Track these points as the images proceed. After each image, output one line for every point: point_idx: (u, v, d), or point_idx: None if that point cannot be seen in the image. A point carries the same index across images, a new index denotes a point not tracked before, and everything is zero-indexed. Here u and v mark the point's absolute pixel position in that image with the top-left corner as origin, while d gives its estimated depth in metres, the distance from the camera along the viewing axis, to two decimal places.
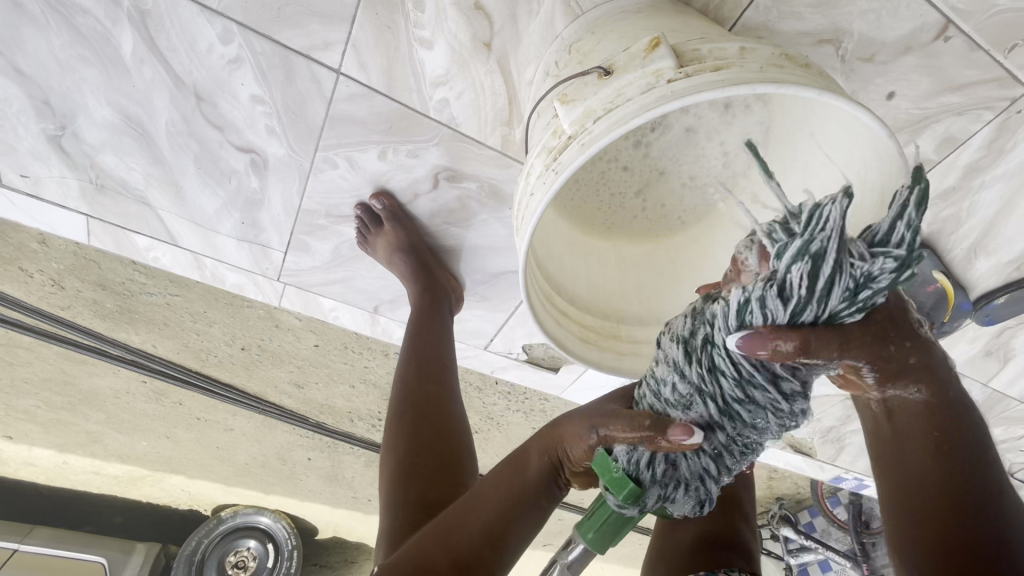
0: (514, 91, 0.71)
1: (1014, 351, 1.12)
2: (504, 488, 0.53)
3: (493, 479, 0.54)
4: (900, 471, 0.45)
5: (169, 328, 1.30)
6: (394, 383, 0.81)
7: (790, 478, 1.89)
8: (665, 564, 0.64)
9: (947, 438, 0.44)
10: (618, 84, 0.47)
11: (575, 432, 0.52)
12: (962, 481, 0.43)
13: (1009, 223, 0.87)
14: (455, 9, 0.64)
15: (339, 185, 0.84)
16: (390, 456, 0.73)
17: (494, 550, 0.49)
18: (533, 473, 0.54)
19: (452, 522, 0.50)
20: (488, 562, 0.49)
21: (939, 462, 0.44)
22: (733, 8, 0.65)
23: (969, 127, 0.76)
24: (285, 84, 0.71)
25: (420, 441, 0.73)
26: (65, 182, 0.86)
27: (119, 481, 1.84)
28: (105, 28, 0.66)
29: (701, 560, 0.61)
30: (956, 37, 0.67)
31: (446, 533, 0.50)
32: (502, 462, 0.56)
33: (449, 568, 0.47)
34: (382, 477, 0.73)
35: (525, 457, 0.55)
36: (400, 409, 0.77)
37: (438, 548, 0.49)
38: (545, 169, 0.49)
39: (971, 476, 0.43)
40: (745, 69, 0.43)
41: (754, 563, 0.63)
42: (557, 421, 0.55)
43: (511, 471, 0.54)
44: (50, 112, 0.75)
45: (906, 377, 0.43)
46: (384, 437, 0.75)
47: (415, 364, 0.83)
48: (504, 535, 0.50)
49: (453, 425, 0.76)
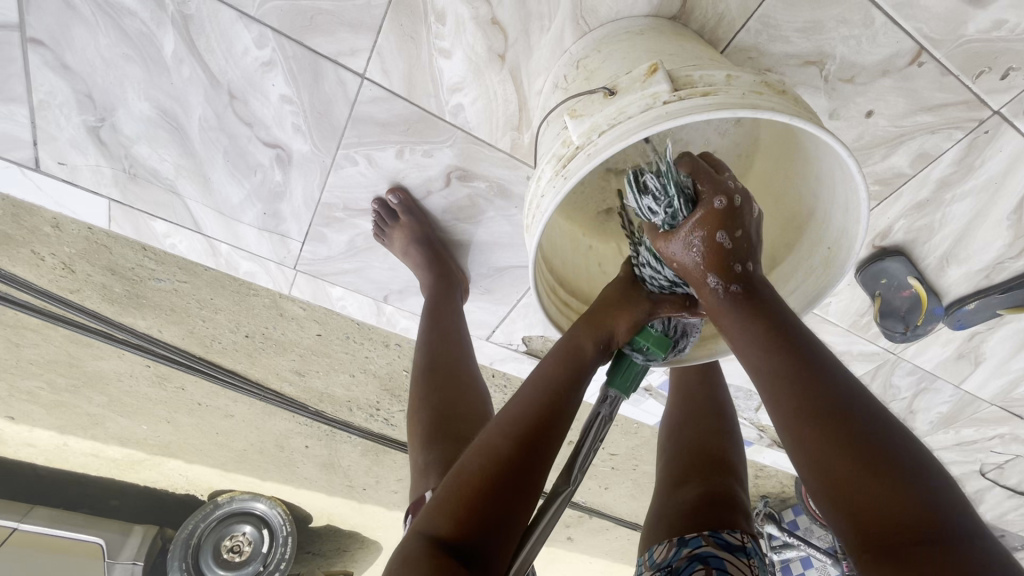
0: (523, 98, 0.77)
1: (985, 355, 1.19)
2: (561, 378, 0.56)
3: (549, 370, 0.57)
4: (763, 382, 0.49)
5: (175, 314, 1.35)
6: (417, 354, 0.89)
7: (774, 476, 1.96)
8: (668, 522, 0.69)
9: (780, 342, 0.49)
10: (620, 103, 0.53)
11: (621, 309, 0.59)
12: (805, 379, 0.47)
13: (978, 234, 0.94)
14: (474, 23, 0.70)
15: (358, 180, 0.90)
16: (421, 411, 0.81)
17: (551, 436, 0.54)
18: (586, 356, 0.58)
19: (514, 420, 0.54)
20: (548, 446, 0.53)
21: (789, 367, 0.48)
22: (726, 31, 0.72)
23: (941, 145, 0.83)
24: (312, 86, 0.77)
25: (448, 398, 0.81)
26: (99, 169, 0.91)
27: (118, 464, 1.89)
28: (149, 30, 0.72)
29: (707, 517, 0.66)
30: (929, 63, 0.74)
31: (509, 427, 0.53)
32: (551, 353, 0.59)
33: (516, 457, 0.51)
34: (412, 432, 0.81)
35: (574, 347, 0.58)
36: (426, 375, 0.85)
37: (498, 438, 0.53)
38: (555, 175, 0.55)
39: (812, 375, 0.47)
40: (730, 94, 0.49)
41: (748, 520, 0.69)
42: (601, 309, 0.59)
43: (561, 361, 0.58)
44: (91, 104, 0.81)
45: (705, 259, 0.53)
46: (414, 396, 0.84)
47: (437, 337, 0.91)
48: (561, 420, 0.55)
49: (473, 388, 0.84)
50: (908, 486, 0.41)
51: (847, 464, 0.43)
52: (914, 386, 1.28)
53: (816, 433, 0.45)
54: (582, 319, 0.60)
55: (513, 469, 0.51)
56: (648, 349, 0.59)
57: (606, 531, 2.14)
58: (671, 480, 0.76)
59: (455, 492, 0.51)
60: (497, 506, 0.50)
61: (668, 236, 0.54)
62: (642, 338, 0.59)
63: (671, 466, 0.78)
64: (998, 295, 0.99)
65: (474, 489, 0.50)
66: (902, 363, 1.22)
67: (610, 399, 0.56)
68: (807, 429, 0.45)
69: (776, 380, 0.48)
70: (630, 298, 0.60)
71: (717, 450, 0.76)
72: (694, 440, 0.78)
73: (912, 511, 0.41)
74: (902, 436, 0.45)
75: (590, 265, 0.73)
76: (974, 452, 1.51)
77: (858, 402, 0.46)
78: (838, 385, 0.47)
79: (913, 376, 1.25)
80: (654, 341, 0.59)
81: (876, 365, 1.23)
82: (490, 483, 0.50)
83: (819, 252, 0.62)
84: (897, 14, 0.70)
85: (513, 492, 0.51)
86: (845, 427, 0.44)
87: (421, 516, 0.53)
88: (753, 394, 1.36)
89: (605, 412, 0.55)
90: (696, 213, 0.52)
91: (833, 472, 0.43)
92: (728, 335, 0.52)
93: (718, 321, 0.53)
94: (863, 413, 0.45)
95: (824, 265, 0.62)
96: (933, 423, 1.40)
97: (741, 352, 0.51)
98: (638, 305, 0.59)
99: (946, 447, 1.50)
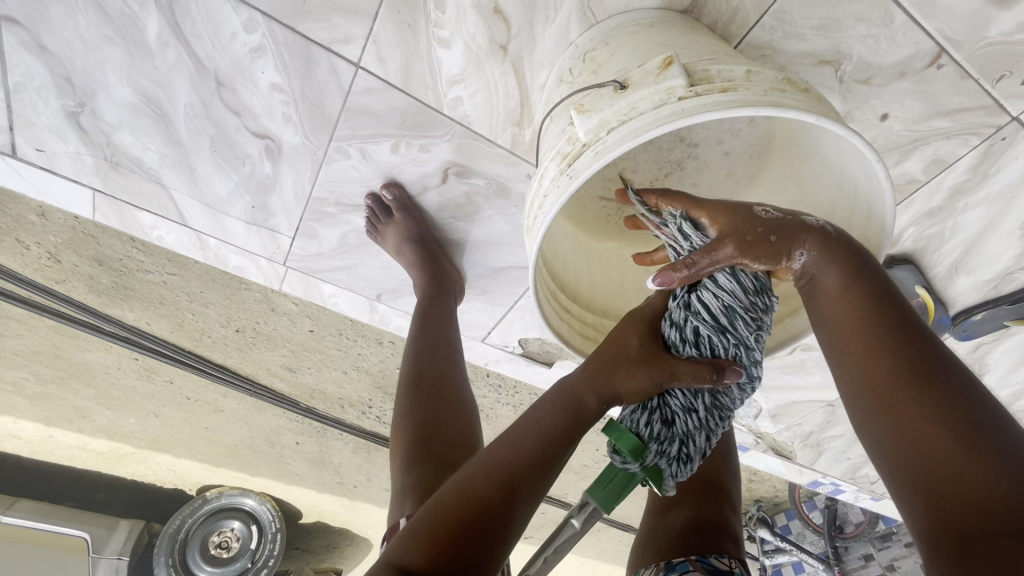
0: (526, 93, 0.74)
1: (989, 366, 1.17)
2: (559, 420, 0.52)
3: (547, 418, 0.52)
4: (840, 328, 0.47)
5: (164, 306, 1.31)
6: (403, 362, 0.85)
7: (768, 482, 1.89)
8: (656, 544, 0.67)
9: (877, 298, 0.46)
10: (632, 98, 0.50)
11: (637, 369, 0.52)
12: (905, 337, 0.43)
13: (988, 244, 0.92)
14: (474, 12, 0.66)
15: (351, 174, 0.86)
16: (403, 429, 0.77)
17: (537, 482, 0.50)
18: (589, 414, 0.53)
19: (505, 462, 0.50)
20: (532, 495, 0.50)
21: (886, 323, 0.44)
22: (740, 27, 0.69)
23: (956, 151, 0.80)
24: (304, 74, 0.73)
25: (435, 412, 0.77)
26: (80, 157, 0.87)
27: (104, 457, 1.85)
28: (131, 11, 0.68)
29: (694, 542, 0.63)
30: (948, 66, 0.70)
31: (495, 470, 0.49)
32: (552, 391, 0.55)
33: (498, 502, 0.48)
34: (392, 450, 0.76)
35: (578, 395, 0.53)
36: (409, 388, 0.80)
37: (481, 474, 0.49)
38: (560, 173, 0.52)
39: (915, 336, 0.44)
40: (751, 91, 0.47)
41: (739, 547, 0.66)
42: (612, 356, 0.54)
43: (564, 403, 0.53)
44: (71, 88, 0.77)
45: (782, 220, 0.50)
46: (396, 413, 0.79)
47: (426, 345, 0.86)
48: (550, 471, 0.51)
49: (460, 404, 0.80)
50: (1007, 469, 0.36)
51: (934, 434, 0.39)
52: None
53: (909, 393, 0.41)
54: (585, 363, 0.55)
55: (491, 511, 0.48)
56: (618, 450, 0.51)
57: (598, 532, 2.11)
58: (662, 503, 0.73)
59: (431, 524, 0.48)
60: (469, 552, 0.46)
61: (731, 232, 0.51)
62: (609, 436, 0.51)
63: None
64: (1007, 306, 0.96)
65: (450, 528, 0.47)
66: None
67: (586, 510, 0.51)
68: (898, 380, 0.42)
69: (853, 328, 0.46)
70: (645, 359, 0.53)
71: (712, 473, 0.73)
72: None
73: (1004, 496, 0.36)
74: (1013, 423, 0.39)
75: (588, 267, 0.70)
76: None
77: (963, 376, 0.41)
78: (940, 354, 0.42)
79: None
80: (619, 438, 0.50)
81: None
82: (468, 524, 0.47)
83: None
84: (918, 13, 0.67)
85: (487, 538, 0.47)
86: (945, 393, 0.40)
87: (393, 545, 0.49)
88: (752, 401, 1.33)
89: (575, 521, 0.51)
90: (723, 204, 0.53)
91: (912, 440, 0.40)
92: (824, 286, 0.48)
93: (813, 273, 0.49)
94: (967, 386, 0.41)
95: None
96: None
97: (832, 305, 0.47)
98: (651, 371, 0.52)
99: None
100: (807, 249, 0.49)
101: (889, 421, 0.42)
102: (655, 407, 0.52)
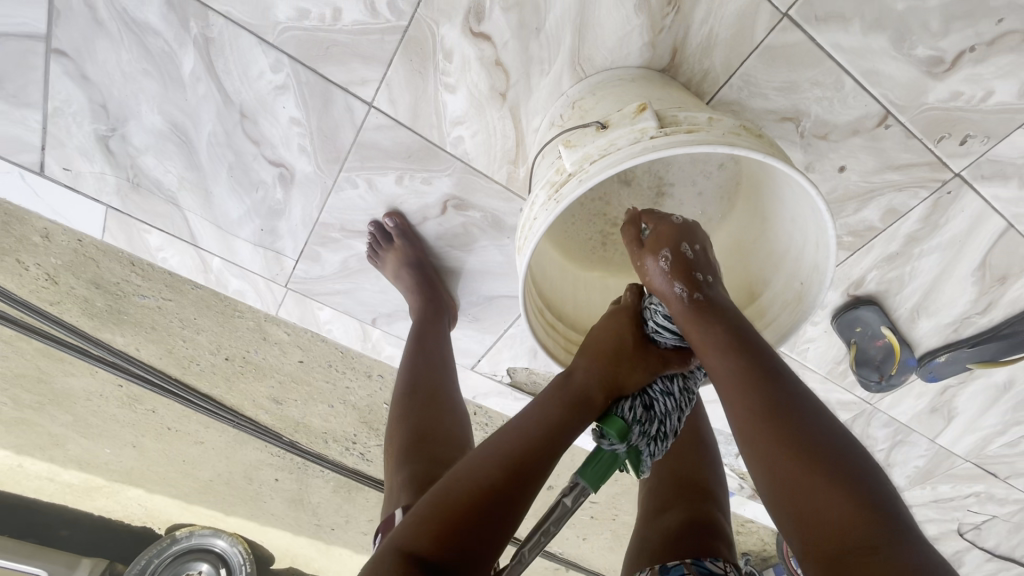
0: (521, 135, 0.82)
1: (957, 410, 1.22)
2: (564, 416, 0.56)
3: (550, 412, 0.56)
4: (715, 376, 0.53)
5: (156, 332, 1.34)
6: (401, 370, 0.88)
7: (754, 532, 1.88)
8: (651, 548, 0.68)
9: (742, 346, 0.54)
10: (611, 136, 0.58)
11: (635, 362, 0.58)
12: (763, 380, 0.51)
13: (944, 289, 0.99)
14: (478, 63, 0.75)
15: (356, 203, 0.93)
16: (397, 429, 0.80)
17: (539, 469, 0.53)
18: (591, 405, 0.57)
19: (508, 451, 0.53)
20: (534, 480, 0.53)
21: (748, 370, 0.52)
22: (711, 85, 0.78)
23: (908, 202, 0.89)
24: (322, 110, 0.81)
25: (430, 416, 0.80)
26: (103, 178, 0.93)
27: (73, 490, 1.78)
28: (171, 49, 0.76)
29: (689, 547, 0.64)
30: (895, 126, 0.80)
31: (502, 457, 0.53)
32: (555, 389, 0.59)
33: (503, 486, 0.51)
34: (387, 452, 0.79)
35: (584, 390, 0.58)
36: (405, 395, 0.84)
37: (488, 462, 0.53)
38: (548, 199, 0.59)
39: (771, 378, 0.51)
40: (712, 133, 0.55)
41: (733, 550, 0.67)
42: (610, 353, 0.59)
43: (566, 402, 0.57)
44: (104, 114, 0.84)
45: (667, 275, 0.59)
46: (393, 416, 0.82)
47: (423, 358, 0.90)
48: (551, 460, 0.55)
49: (452, 410, 0.82)
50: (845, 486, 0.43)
51: (789, 463, 0.46)
52: (890, 439, 1.29)
53: (768, 431, 0.48)
54: (586, 364, 0.60)
55: (498, 495, 0.51)
56: (606, 434, 0.54)
57: None
58: (653, 510, 0.74)
59: (433, 508, 0.50)
60: (473, 530, 0.49)
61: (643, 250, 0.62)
62: (600, 424, 0.54)
63: (651, 496, 0.77)
64: (967, 348, 1.03)
65: (458, 512, 0.49)
66: (879, 414, 1.23)
67: (576, 489, 0.51)
68: (760, 420, 0.49)
69: (725, 377, 0.52)
70: (638, 354, 0.59)
71: (700, 480, 0.76)
72: (678, 467, 0.78)
73: (847, 511, 0.42)
74: (848, 444, 0.47)
75: (574, 292, 0.76)
76: (952, 510, 1.49)
77: (808, 409, 0.49)
78: (790, 391, 0.50)
79: (889, 428, 1.27)
80: (608, 423, 0.54)
81: (853, 415, 1.24)
82: (475, 507, 0.50)
83: (793, 286, 0.66)
84: (865, 80, 0.76)
85: (489, 518, 0.50)
86: (796, 429, 0.47)
87: (396, 531, 0.51)
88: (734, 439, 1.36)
89: (568, 500, 0.51)
90: (663, 232, 0.62)
91: (779, 473, 0.46)
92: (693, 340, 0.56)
93: (682, 327, 0.57)
94: (814, 419, 0.48)
95: (797, 298, 0.65)
96: (909, 478, 1.40)
97: (705, 356, 0.55)
98: (643, 364, 0.59)
99: (925, 504, 1.48)
100: (674, 307, 0.58)
101: (756, 457, 0.48)
102: (637, 394, 0.57)
